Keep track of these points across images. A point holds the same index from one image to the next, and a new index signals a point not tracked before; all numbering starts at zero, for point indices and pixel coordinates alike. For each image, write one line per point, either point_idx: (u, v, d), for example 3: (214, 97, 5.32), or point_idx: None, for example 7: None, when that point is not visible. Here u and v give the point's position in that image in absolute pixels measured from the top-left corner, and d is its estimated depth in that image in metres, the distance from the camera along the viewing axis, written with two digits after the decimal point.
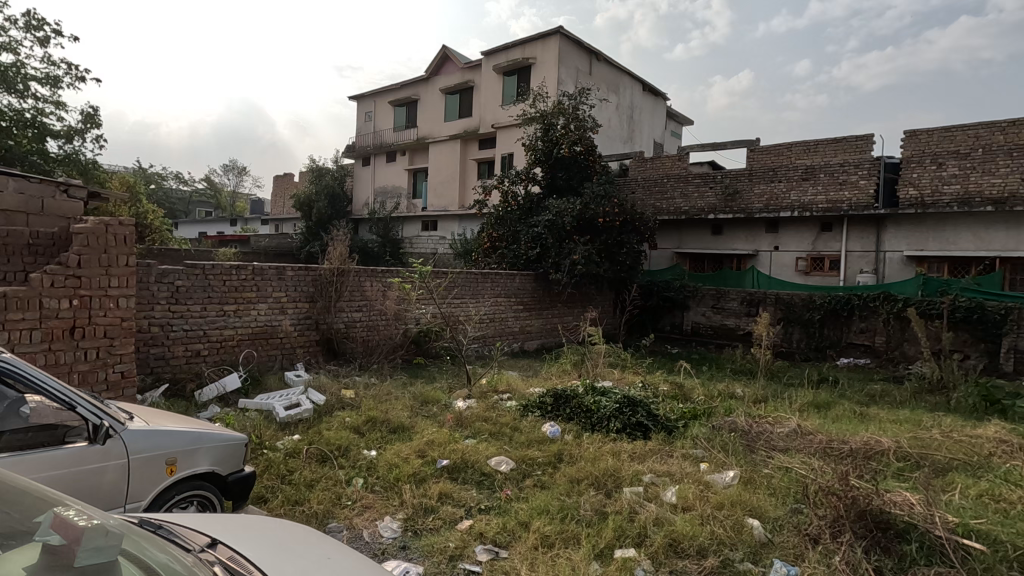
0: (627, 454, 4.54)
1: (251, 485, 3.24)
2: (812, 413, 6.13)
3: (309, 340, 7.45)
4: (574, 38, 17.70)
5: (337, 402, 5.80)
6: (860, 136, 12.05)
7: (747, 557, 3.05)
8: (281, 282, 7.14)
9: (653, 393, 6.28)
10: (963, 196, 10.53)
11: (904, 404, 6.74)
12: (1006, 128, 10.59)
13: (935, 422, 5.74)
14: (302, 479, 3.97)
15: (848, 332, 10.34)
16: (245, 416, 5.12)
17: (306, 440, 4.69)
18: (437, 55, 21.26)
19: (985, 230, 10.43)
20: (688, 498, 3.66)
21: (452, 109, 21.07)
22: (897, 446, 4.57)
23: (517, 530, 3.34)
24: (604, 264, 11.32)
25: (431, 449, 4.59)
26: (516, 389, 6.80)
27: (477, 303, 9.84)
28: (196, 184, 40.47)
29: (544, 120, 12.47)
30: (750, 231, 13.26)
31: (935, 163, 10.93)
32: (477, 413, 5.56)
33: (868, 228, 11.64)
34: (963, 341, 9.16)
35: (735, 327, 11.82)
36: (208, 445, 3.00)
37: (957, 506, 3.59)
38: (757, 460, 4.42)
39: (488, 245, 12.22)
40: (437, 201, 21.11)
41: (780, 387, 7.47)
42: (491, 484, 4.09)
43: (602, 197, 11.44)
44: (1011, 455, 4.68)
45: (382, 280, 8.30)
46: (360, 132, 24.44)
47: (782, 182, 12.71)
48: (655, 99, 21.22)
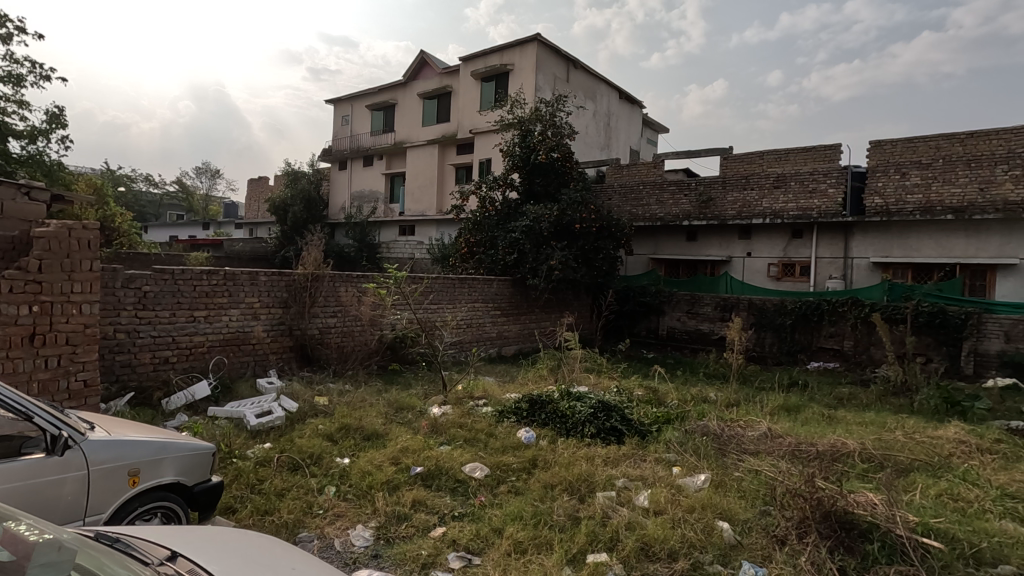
0: (600, 459, 4.58)
1: (219, 494, 3.18)
2: (783, 416, 6.27)
3: (282, 346, 7.34)
4: (551, 46, 17.85)
5: (310, 409, 5.71)
6: (829, 145, 12.41)
7: (717, 559, 3.10)
8: (254, 287, 7.03)
9: (628, 398, 6.35)
10: (925, 204, 10.92)
11: (870, 407, 6.92)
12: (964, 139, 11.08)
13: (899, 423, 5.94)
14: (272, 488, 3.90)
15: (818, 336, 10.58)
16: (213, 425, 5.01)
17: (277, 448, 4.61)
18: (415, 60, 21.22)
19: (946, 238, 10.81)
20: (659, 501, 3.71)
21: (430, 113, 21.01)
22: (863, 448, 4.72)
23: (490, 536, 3.34)
24: (581, 270, 11.40)
25: (405, 455, 4.56)
26: (492, 395, 6.82)
27: (454, 309, 9.80)
28: (166, 187, 39.59)
29: (521, 126, 12.55)
30: (723, 238, 13.50)
31: (899, 172, 11.31)
32: (452, 420, 5.53)
33: (837, 235, 11.96)
34: (926, 345, 9.44)
35: (709, 332, 12.00)
36: (174, 454, 2.94)
37: (918, 506, 3.71)
38: (727, 463, 4.50)
39: (465, 251, 12.18)
40: (415, 206, 21.05)
41: (752, 391, 7.60)
42: (465, 490, 4.08)
43: (579, 203, 11.58)
44: (969, 454, 4.86)
45: (357, 285, 8.22)
46: (336, 136, 24.17)
47: (754, 190, 13.00)
48: (631, 107, 21.53)
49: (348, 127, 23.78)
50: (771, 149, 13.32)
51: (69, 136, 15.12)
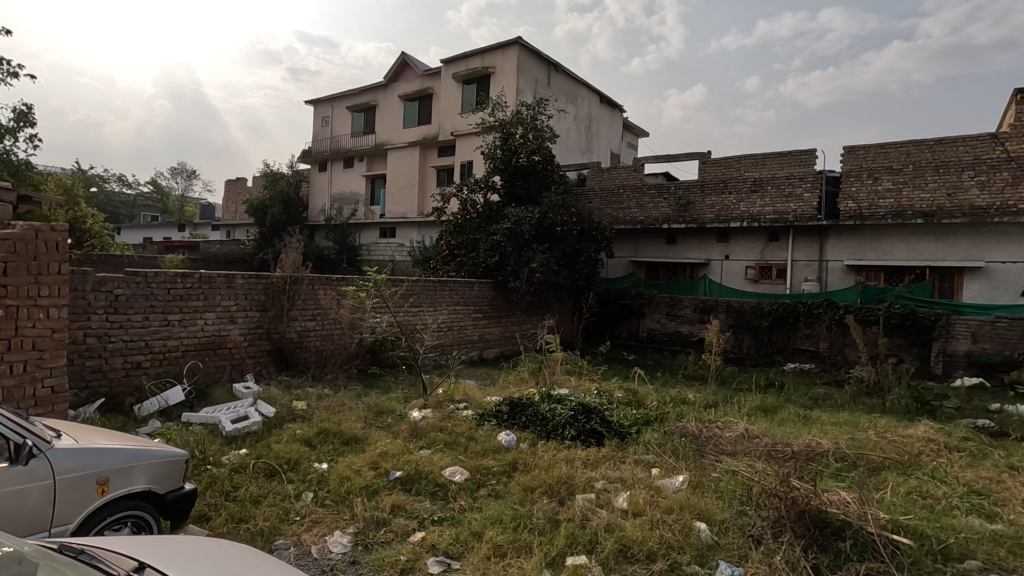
0: (580, 461, 4.60)
1: (192, 503, 3.10)
2: (759, 417, 6.37)
3: (259, 350, 7.23)
4: (533, 50, 17.92)
5: (288, 414, 5.63)
6: (805, 151, 12.64)
7: (695, 559, 3.13)
8: (231, 291, 6.91)
9: (608, 400, 6.39)
10: (896, 209, 11.19)
11: (844, 407, 7.06)
12: (933, 146, 11.33)
13: (871, 423, 6.06)
14: (248, 495, 3.83)
15: (794, 338, 10.77)
16: (187, 431, 4.90)
17: (253, 454, 4.53)
18: (396, 62, 21.11)
19: (917, 241, 11.10)
20: (638, 503, 3.73)
21: (411, 116, 20.92)
22: (836, 447, 4.81)
23: (469, 540, 3.33)
24: (562, 272, 11.45)
25: (384, 460, 4.52)
26: (473, 398, 6.79)
27: (435, 312, 9.76)
28: (140, 187, 38.76)
29: (502, 129, 12.56)
30: (702, 241, 13.68)
31: (871, 177, 11.58)
32: (433, 424, 5.50)
33: (812, 238, 12.20)
34: (898, 346, 9.68)
35: (688, 334, 12.13)
36: (145, 462, 2.87)
37: (889, 503, 3.80)
38: (706, 464, 4.55)
39: (446, 253, 12.15)
40: (396, 208, 20.93)
41: (730, 392, 7.71)
42: (445, 494, 4.06)
43: (560, 206, 11.66)
44: (938, 452, 4.98)
45: (337, 288, 8.14)
46: (316, 137, 23.91)
47: (732, 194, 13.20)
48: (611, 111, 21.71)
49: (328, 128, 23.56)
50: (749, 154, 13.53)
51: (37, 134, 14.73)
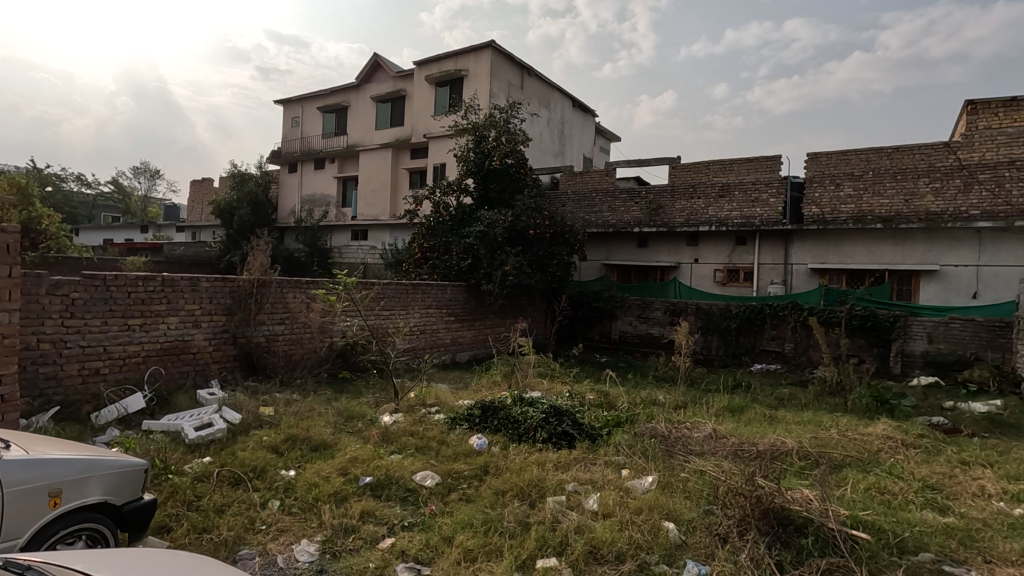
0: (551, 463, 4.62)
1: (151, 513, 3.00)
2: (727, 417, 6.50)
3: (225, 355, 7.05)
4: (506, 53, 17.98)
5: (254, 420, 5.51)
6: (770, 157, 12.89)
7: (663, 559, 3.17)
8: (195, 294, 6.72)
9: (579, 402, 6.44)
10: (857, 214, 11.59)
11: (808, 406, 7.27)
12: (892, 152, 11.58)
13: (833, 422, 6.24)
14: (212, 505, 3.73)
15: (761, 339, 11.04)
16: (147, 439, 4.74)
17: (217, 462, 4.41)
18: (368, 62, 20.91)
19: (877, 246, 11.49)
20: (608, 505, 3.76)
21: (383, 117, 20.74)
22: (799, 446, 4.94)
23: (439, 546, 3.30)
24: (535, 275, 11.49)
25: (354, 466, 4.46)
26: (445, 402, 6.76)
27: (406, 315, 9.66)
28: (101, 187, 37.36)
29: (475, 132, 12.57)
30: (672, 244, 13.91)
31: (833, 183, 11.97)
32: (404, 428, 5.45)
33: (777, 243, 12.52)
34: (859, 347, 10.00)
35: (659, 336, 12.31)
36: (101, 472, 2.77)
37: (849, 500, 3.93)
38: (675, 464, 4.61)
39: (419, 256, 12.08)
40: (368, 210, 20.72)
41: (699, 393, 7.86)
42: (416, 499, 4.02)
43: (533, 209, 11.70)
44: (895, 449, 5.17)
45: (306, 291, 8.01)
46: (285, 138, 23.50)
47: (701, 198, 13.49)
48: (584, 116, 21.93)
49: (298, 129, 23.17)
50: (717, 159, 13.72)
51: None
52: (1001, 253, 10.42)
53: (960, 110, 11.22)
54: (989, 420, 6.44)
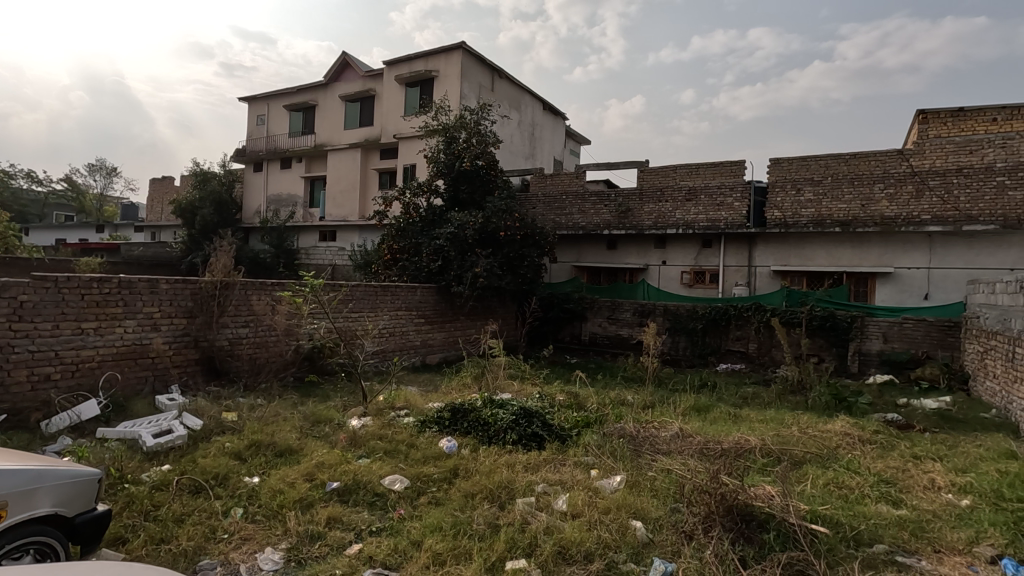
0: (521, 465, 4.63)
1: (105, 525, 2.89)
2: (693, 416, 6.62)
3: (186, 359, 6.83)
4: (476, 55, 17.97)
5: (216, 426, 5.35)
6: (734, 162, 13.20)
7: (630, 558, 3.21)
8: (154, 296, 6.50)
9: (550, 404, 6.46)
10: (816, 218, 11.99)
11: (770, 405, 7.47)
12: (849, 159, 12.03)
13: (794, 419, 6.43)
14: (170, 514, 3.61)
15: (726, 340, 11.29)
16: (102, 447, 4.56)
17: (177, 470, 4.27)
18: (337, 61, 20.60)
19: (835, 249, 11.91)
20: (577, 505, 3.79)
21: (352, 117, 20.46)
22: (762, 444, 5.07)
23: (408, 550, 3.27)
24: (506, 277, 11.49)
25: (321, 471, 4.38)
26: (415, 405, 6.70)
27: (375, 317, 9.54)
28: (53, 184, 35.74)
29: (445, 133, 12.52)
30: (641, 246, 14.12)
31: (794, 188, 12.36)
32: (372, 432, 5.38)
33: (742, 245, 12.85)
34: (819, 346, 10.34)
35: (628, 336, 12.48)
36: (52, 483, 2.66)
37: (809, 495, 4.05)
38: (642, 463, 4.67)
39: (388, 257, 11.95)
40: (336, 211, 20.39)
41: (666, 393, 7.99)
42: (384, 504, 3.96)
43: (504, 211, 11.71)
44: (853, 445, 5.36)
45: (271, 293, 7.82)
46: (250, 136, 22.95)
47: (668, 202, 13.72)
48: (554, 118, 22.08)
49: (263, 127, 22.66)
50: (683, 163, 13.96)
51: None
52: (950, 256, 10.92)
53: (911, 120, 11.72)
54: (939, 416, 6.75)
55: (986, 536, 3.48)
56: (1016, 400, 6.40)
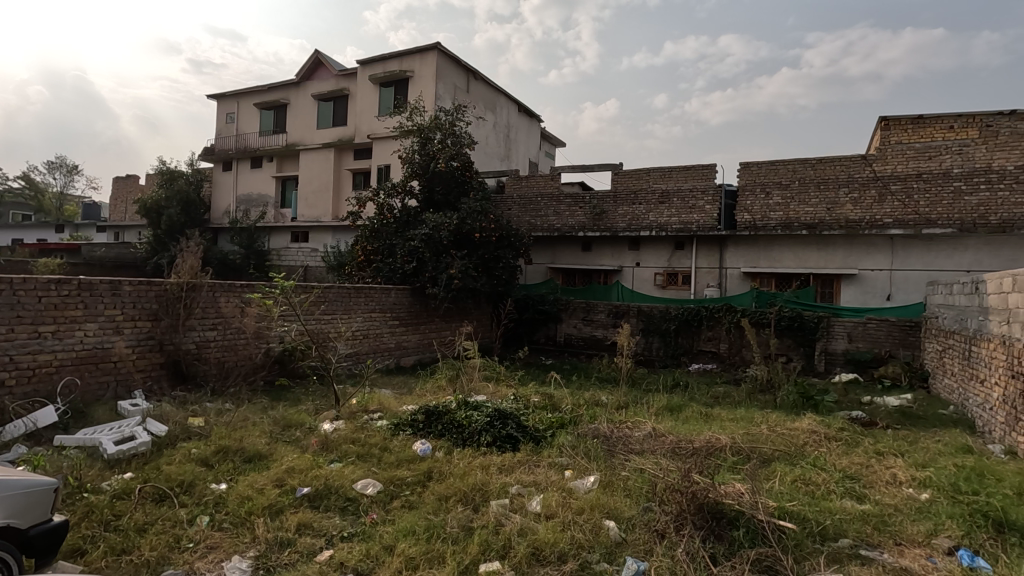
0: (495, 467, 4.61)
1: (61, 537, 2.77)
2: (666, 416, 6.71)
3: (150, 363, 6.62)
4: (451, 56, 17.91)
5: (182, 432, 5.20)
6: (706, 165, 13.46)
7: (603, 558, 3.23)
8: (116, 299, 6.29)
9: (524, 405, 6.47)
10: (784, 221, 12.28)
11: (740, 404, 7.62)
12: (816, 164, 12.38)
13: (763, 418, 6.56)
14: (132, 524, 3.49)
15: (698, 340, 11.48)
16: (60, 456, 4.38)
17: (139, 478, 4.13)
18: (309, 59, 20.28)
19: (802, 251, 12.22)
20: (551, 505, 3.80)
21: (325, 116, 20.17)
22: (732, 442, 5.16)
23: (381, 555, 3.23)
24: (481, 278, 11.46)
25: (291, 477, 4.30)
26: (388, 407, 6.63)
27: (349, 319, 9.40)
28: (9, 183, 34.35)
29: (420, 133, 12.44)
30: (615, 248, 14.26)
31: (764, 192, 12.63)
32: (345, 435, 5.31)
33: (713, 247, 13.08)
34: (787, 346, 10.59)
35: (602, 338, 12.59)
36: (3, 492, 2.54)
37: (777, 492, 4.14)
38: (616, 463, 4.70)
39: (362, 259, 11.80)
40: (309, 211, 20.08)
41: (640, 393, 8.08)
42: (356, 509, 3.91)
43: (479, 213, 11.70)
44: (819, 442, 5.50)
45: (240, 295, 7.65)
46: (219, 134, 22.43)
47: (642, 204, 13.88)
48: (529, 120, 22.16)
49: (233, 125, 22.18)
50: (656, 166, 14.17)
51: None
52: (911, 259, 11.32)
53: (874, 126, 12.06)
54: (901, 413, 6.98)
55: (944, 528, 3.60)
56: (973, 397, 6.65)
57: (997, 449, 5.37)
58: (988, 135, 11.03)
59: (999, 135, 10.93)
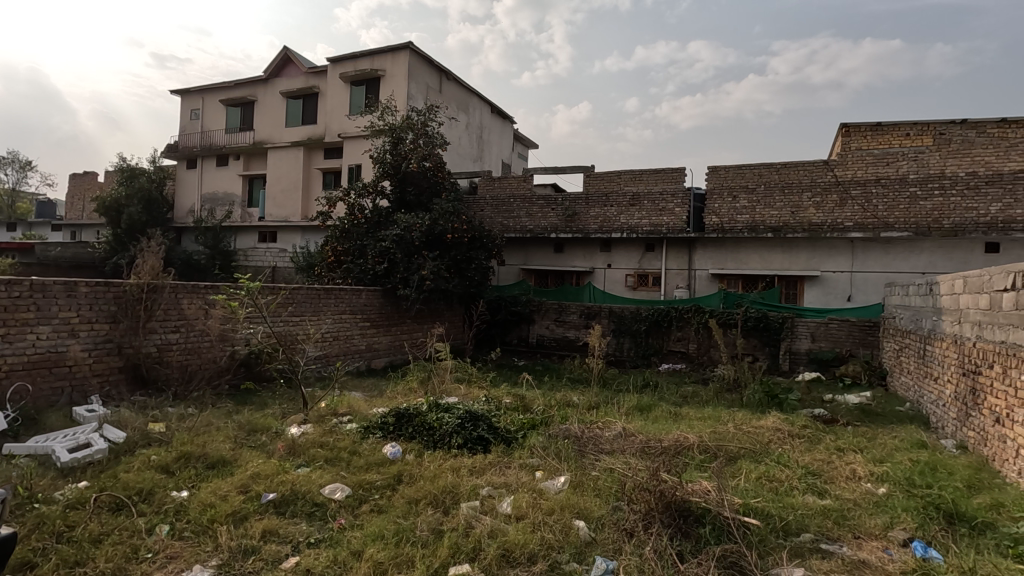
0: (466, 469, 4.59)
1: (8, 550, 2.64)
2: (636, 415, 6.79)
3: (109, 368, 6.38)
4: (424, 55, 17.79)
5: (141, 438, 5.02)
6: (675, 169, 13.69)
7: (573, 557, 3.25)
8: (71, 300, 6.04)
9: (496, 406, 6.46)
10: (751, 223, 12.57)
11: (708, 403, 7.76)
12: (780, 168, 12.71)
13: (730, 416, 6.70)
14: (87, 534, 3.35)
15: (668, 341, 11.65)
16: (9, 465, 4.18)
17: (95, 486, 3.96)
18: (277, 56, 19.88)
19: (767, 253, 12.54)
20: (522, 506, 3.80)
21: (294, 114, 19.80)
22: (700, 441, 5.25)
23: (348, 560, 3.18)
24: (453, 280, 11.41)
25: (256, 482, 4.19)
26: (358, 410, 6.54)
27: (318, 320, 9.23)
28: None
29: (392, 133, 12.32)
30: (586, 250, 14.39)
31: (731, 195, 12.90)
32: (313, 439, 5.21)
33: (682, 249, 13.31)
34: (754, 346, 10.84)
35: (575, 338, 12.68)
36: None
37: (742, 489, 4.24)
38: (586, 463, 4.73)
39: (332, 260, 11.62)
40: (277, 211, 19.68)
41: (611, 393, 8.17)
42: (324, 514, 3.84)
43: (451, 214, 11.65)
44: (783, 440, 5.65)
45: (204, 296, 7.45)
46: (183, 131, 21.80)
47: (613, 207, 14.02)
48: (502, 122, 22.17)
49: (198, 122, 21.60)
50: (628, 169, 14.34)
51: None
52: (870, 261, 11.73)
53: (836, 133, 12.51)
54: (861, 410, 7.21)
55: (900, 521, 3.74)
56: (927, 394, 6.92)
57: (949, 444, 5.60)
58: (941, 142, 11.50)
59: (951, 143, 11.48)
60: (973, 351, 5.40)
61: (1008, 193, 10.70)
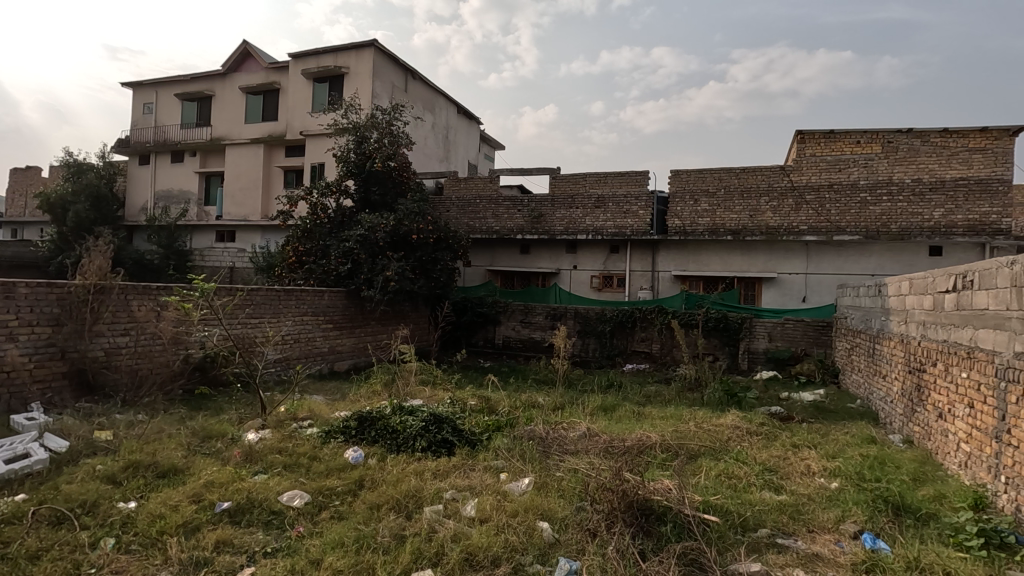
0: (430, 472, 4.54)
1: None
2: (600, 415, 6.86)
3: (51, 373, 6.05)
4: (389, 53, 17.57)
5: (86, 447, 4.77)
6: (639, 172, 13.91)
7: (537, 559, 3.24)
8: (10, 302, 5.71)
9: (461, 409, 6.42)
10: (712, 227, 12.88)
11: (670, 402, 7.90)
12: (739, 173, 13.07)
13: (691, 415, 6.82)
14: (23, 550, 3.16)
15: (632, 341, 11.82)
16: None
17: (33, 500, 3.74)
18: (236, 50, 19.29)
19: (728, 256, 12.87)
20: (485, 509, 3.77)
21: (254, 110, 19.25)
22: (662, 439, 5.34)
23: (306, 570, 3.09)
24: (418, 281, 11.29)
25: (210, 491, 4.04)
26: (319, 415, 6.39)
27: (277, 322, 8.98)
28: None
29: (355, 131, 12.11)
30: (552, 251, 14.46)
31: (692, 199, 13.19)
32: (271, 445, 5.06)
33: (646, 251, 13.54)
34: (714, 346, 11.10)
35: (540, 340, 12.73)
36: None
37: (702, 486, 4.32)
38: (551, 464, 4.75)
39: (293, 260, 11.32)
40: (235, 209, 19.09)
41: (576, 394, 8.24)
42: (282, 522, 3.72)
43: (416, 214, 11.54)
44: (742, 437, 5.80)
45: (156, 298, 7.15)
46: (135, 125, 20.91)
47: (579, 208, 14.15)
48: (468, 122, 22.10)
49: (151, 116, 20.77)
50: (593, 172, 14.48)
51: None
52: (823, 263, 12.17)
53: (792, 139, 12.91)
54: (814, 407, 7.48)
55: (851, 513, 3.88)
56: (876, 391, 7.21)
57: (897, 439, 5.85)
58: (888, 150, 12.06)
59: (898, 151, 11.85)
60: (918, 349, 5.66)
61: (949, 199, 11.27)
